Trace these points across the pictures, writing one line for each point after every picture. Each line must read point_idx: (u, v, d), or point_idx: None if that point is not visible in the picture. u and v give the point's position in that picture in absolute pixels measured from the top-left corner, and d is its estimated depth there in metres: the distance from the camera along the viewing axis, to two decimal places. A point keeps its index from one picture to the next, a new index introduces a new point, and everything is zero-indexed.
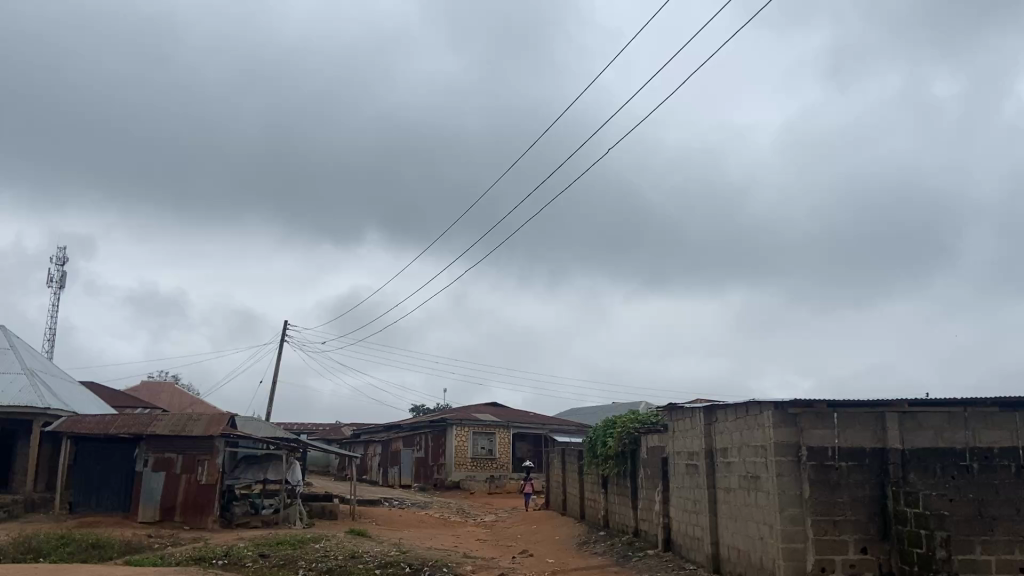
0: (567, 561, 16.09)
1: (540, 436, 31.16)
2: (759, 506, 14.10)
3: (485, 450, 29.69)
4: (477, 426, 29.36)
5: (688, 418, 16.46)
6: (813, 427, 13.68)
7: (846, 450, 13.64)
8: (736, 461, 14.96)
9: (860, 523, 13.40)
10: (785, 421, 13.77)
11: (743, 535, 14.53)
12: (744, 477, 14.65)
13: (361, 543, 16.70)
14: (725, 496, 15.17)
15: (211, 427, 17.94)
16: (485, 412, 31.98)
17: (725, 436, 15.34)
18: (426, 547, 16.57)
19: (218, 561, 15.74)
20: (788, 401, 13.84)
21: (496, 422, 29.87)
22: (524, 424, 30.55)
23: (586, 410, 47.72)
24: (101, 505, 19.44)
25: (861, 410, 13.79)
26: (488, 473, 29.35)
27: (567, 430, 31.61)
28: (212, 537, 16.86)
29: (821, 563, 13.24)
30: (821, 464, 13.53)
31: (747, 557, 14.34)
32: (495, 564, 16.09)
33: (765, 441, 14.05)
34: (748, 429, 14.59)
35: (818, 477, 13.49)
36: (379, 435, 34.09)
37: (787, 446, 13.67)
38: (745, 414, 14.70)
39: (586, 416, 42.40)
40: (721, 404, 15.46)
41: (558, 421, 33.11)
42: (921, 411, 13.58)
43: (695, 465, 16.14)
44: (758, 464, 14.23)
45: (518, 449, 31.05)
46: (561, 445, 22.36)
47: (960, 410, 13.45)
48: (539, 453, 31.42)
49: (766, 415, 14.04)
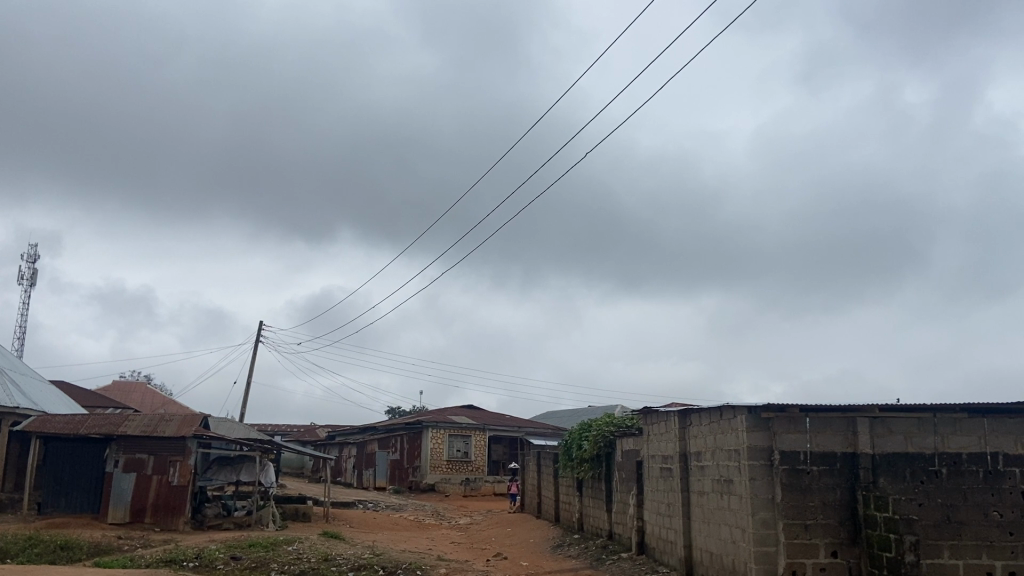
0: (541, 563, 16.08)
1: (516, 439, 31.20)
2: (732, 510, 14.21)
3: (461, 453, 29.65)
4: (453, 428, 29.30)
5: (663, 422, 16.55)
6: (785, 431, 13.82)
7: (818, 454, 13.77)
8: (710, 464, 15.05)
9: (831, 527, 13.54)
10: (758, 425, 13.90)
11: (716, 539, 14.62)
12: (717, 481, 14.75)
13: (334, 545, 16.61)
14: (699, 500, 15.27)
15: (184, 427, 17.78)
16: (461, 415, 31.93)
17: (699, 440, 15.44)
18: (400, 549, 16.50)
19: (189, 563, 15.59)
20: (761, 405, 13.97)
21: (472, 425, 29.85)
22: (500, 426, 30.56)
23: (562, 412, 47.84)
24: (70, 506, 19.17)
25: (833, 415, 13.93)
26: (464, 476, 29.31)
27: (543, 433, 31.63)
28: (183, 539, 16.70)
29: (792, 566, 13.35)
30: (793, 469, 13.65)
31: (719, 561, 14.43)
32: (469, 567, 16.03)
33: (737, 445, 14.18)
34: (722, 433, 14.70)
35: (790, 481, 13.62)
36: (355, 436, 33.94)
37: (760, 450, 13.80)
38: (719, 419, 14.82)
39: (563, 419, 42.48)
40: (696, 408, 15.57)
41: (535, 423, 33.15)
42: (891, 416, 13.73)
43: (669, 468, 16.23)
44: (731, 468, 14.34)
45: (494, 451, 31.03)
46: (537, 449, 22.39)
47: (930, 415, 13.63)
48: (515, 456, 31.44)
49: (739, 419, 14.18)
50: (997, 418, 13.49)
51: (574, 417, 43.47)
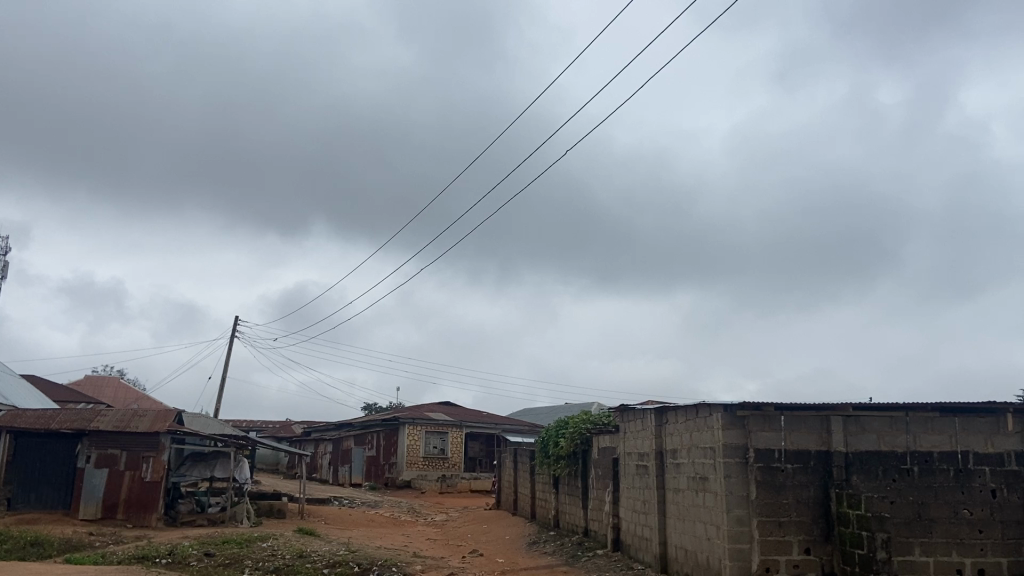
0: (517, 560, 16.08)
1: (493, 436, 31.22)
2: (707, 507, 14.26)
3: (437, 450, 29.61)
4: (429, 425, 29.25)
5: (639, 419, 16.59)
6: (760, 429, 13.89)
7: (792, 452, 13.85)
8: (685, 462, 15.10)
9: (804, 525, 13.63)
10: (733, 423, 13.97)
11: (691, 536, 14.69)
12: (693, 478, 14.81)
13: (309, 542, 16.51)
14: (674, 497, 15.33)
15: (157, 423, 17.62)
16: (438, 412, 31.89)
17: (675, 437, 15.48)
18: (376, 546, 16.43)
19: (161, 560, 15.44)
20: (737, 404, 14.04)
21: (449, 422, 29.81)
22: (477, 424, 30.55)
23: (540, 409, 47.90)
24: (40, 502, 18.92)
25: (807, 413, 14.01)
26: (440, 473, 29.27)
27: (520, 429, 31.57)
28: (155, 535, 16.54)
29: (766, 563, 13.42)
30: (768, 466, 13.74)
31: (694, 557, 14.49)
32: (445, 563, 16.02)
33: (713, 443, 14.24)
34: (698, 431, 14.75)
35: (765, 479, 13.70)
36: (331, 433, 33.80)
37: (735, 448, 13.87)
38: (695, 417, 14.86)
39: (540, 416, 42.57)
40: (672, 406, 15.62)
41: (511, 420, 33.15)
42: (864, 415, 13.85)
43: (645, 465, 16.28)
44: (707, 465, 14.39)
45: (471, 448, 31.00)
46: (514, 445, 22.34)
47: (902, 414, 13.75)
48: (491, 453, 31.42)
49: (715, 417, 14.24)
50: (968, 418, 13.65)
51: (550, 414, 43.50)
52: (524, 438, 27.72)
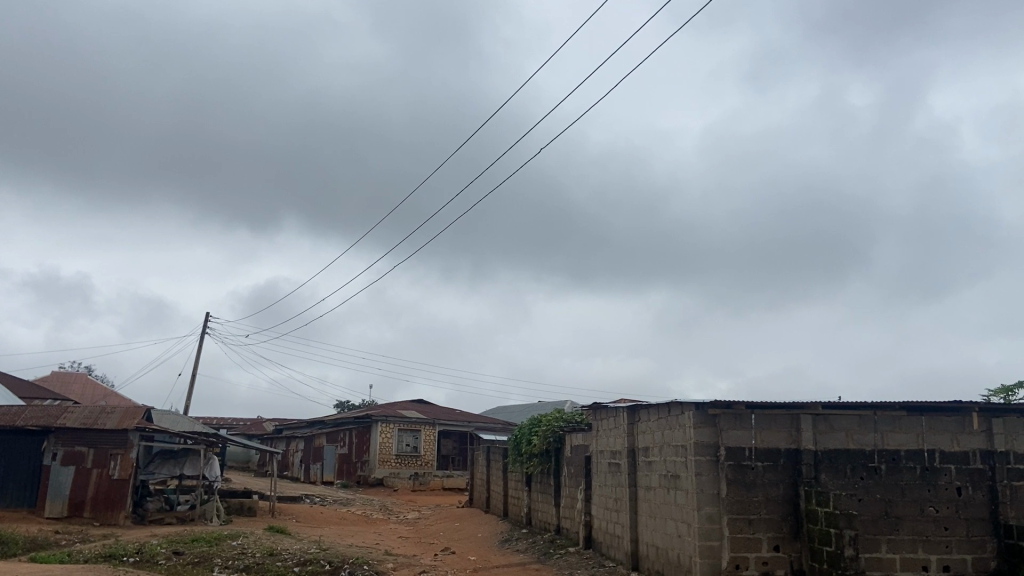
0: (488, 558, 16.06)
1: (466, 434, 31.19)
2: (678, 505, 14.35)
3: (410, 447, 29.52)
4: (402, 423, 29.15)
5: (612, 418, 16.65)
6: (731, 427, 14.00)
7: (762, 450, 13.98)
8: (657, 460, 15.18)
9: (774, 522, 13.75)
10: (705, 422, 14.06)
11: (662, 533, 14.76)
12: (664, 476, 14.89)
13: (279, 540, 16.39)
14: (646, 494, 15.40)
15: (126, 420, 17.42)
16: (411, 409, 31.78)
17: (647, 435, 15.57)
18: (347, 544, 16.35)
19: (129, 558, 15.25)
20: (708, 402, 14.14)
21: (422, 420, 29.74)
22: (450, 421, 30.49)
23: (513, 407, 47.93)
24: (5, 500, 18.61)
25: (778, 412, 14.13)
26: (412, 470, 29.18)
27: (493, 427, 31.55)
28: (123, 534, 16.34)
29: (736, 560, 13.54)
30: (738, 464, 13.84)
31: (665, 555, 14.57)
32: (416, 561, 15.97)
33: (684, 441, 14.32)
34: (670, 429, 14.83)
35: (735, 476, 13.80)
36: (303, 430, 33.59)
37: (706, 446, 13.97)
38: (667, 415, 14.95)
39: (513, 414, 42.60)
40: (644, 404, 15.71)
41: (484, 418, 33.14)
42: (833, 414, 13.99)
43: (617, 463, 16.35)
44: (678, 463, 14.48)
45: (444, 446, 30.95)
46: (487, 443, 22.34)
47: (870, 413, 13.91)
48: (464, 451, 31.40)
49: (687, 415, 14.33)
50: (934, 417, 13.83)
51: (524, 412, 43.54)
52: (497, 436, 27.72)
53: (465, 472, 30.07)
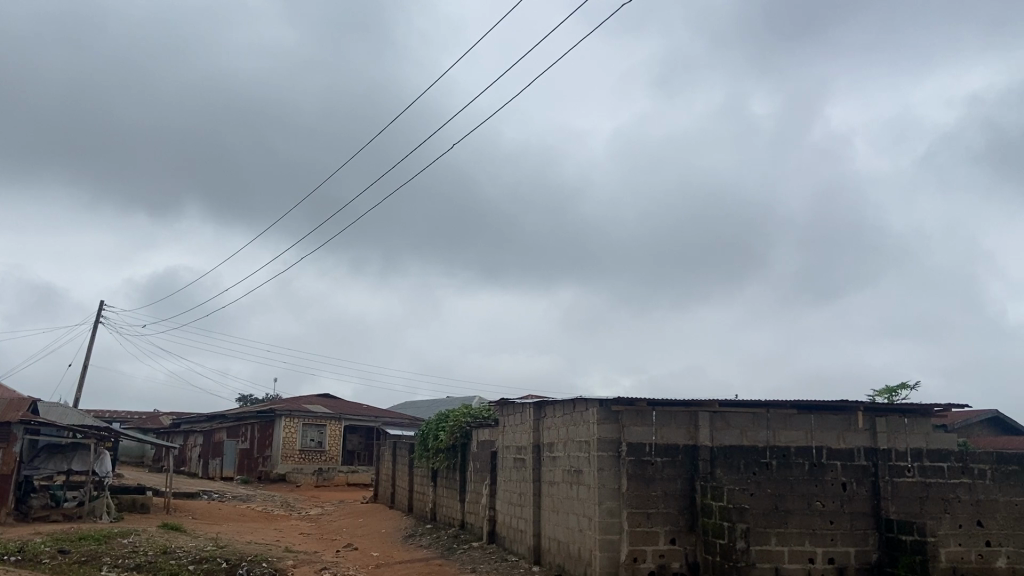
0: (391, 554, 15.97)
1: (372, 429, 30.96)
2: (580, 500, 14.61)
3: (314, 442, 29.08)
4: (307, 417, 28.67)
5: (518, 413, 16.82)
6: (632, 423, 14.35)
7: (662, 446, 14.35)
8: (561, 455, 15.41)
9: (671, 516, 14.16)
10: (608, 418, 14.37)
11: (564, 528, 15.00)
12: (567, 471, 15.13)
13: (174, 538, 15.86)
14: (549, 489, 15.63)
15: (9, 413, 16.53)
16: (316, 404, 31.31)
17: (552, 431, 15.77)
18: (245, 541, 15.97)
19: (8, 557, 14.47)
20: (612, 399, 14.44)
21: (327, 414, 29.33)
22: (355, 416, 30.20)
23: (422, 402, 47.84)
24: None
25: (677, 409, 14.56)
26: (315, 466, 28.76)
27: (400, 423, 31.40)
28: (4, 532, 15.50)
29: (634, 553, 13.88)
30: (639, 459, 14.19)
31: (566, 548, 14.81)
32: (318, 558, 15.73)
33: (588, 437, 14.60)
34: (574, 425, 15.09)
35: (635, 471, 14.15)
36: (203, 424, 32.57)
37: (609, 442, 14.27)
38: (572, 411, 15.20)
39: (422, 409, 42.55)
40: (551, 401, 15.91)
41: (391, 413, 32.97)
42: (730, 411, 14.50)
43: (522, 459, 16.51)
44: (581, 458, 14.74)
45: (349, 441, 30.61)
46: (393, 438, 22.21)
47: (763, 411, 14.52)
48: (370, 447, 31.16)
49: (591, 412, 14.60)
50: (822, 415, 14.53)
51: (432, 408, 43.53)
52: (402, 432, 27.62)
53: (369, 467, 29.85)
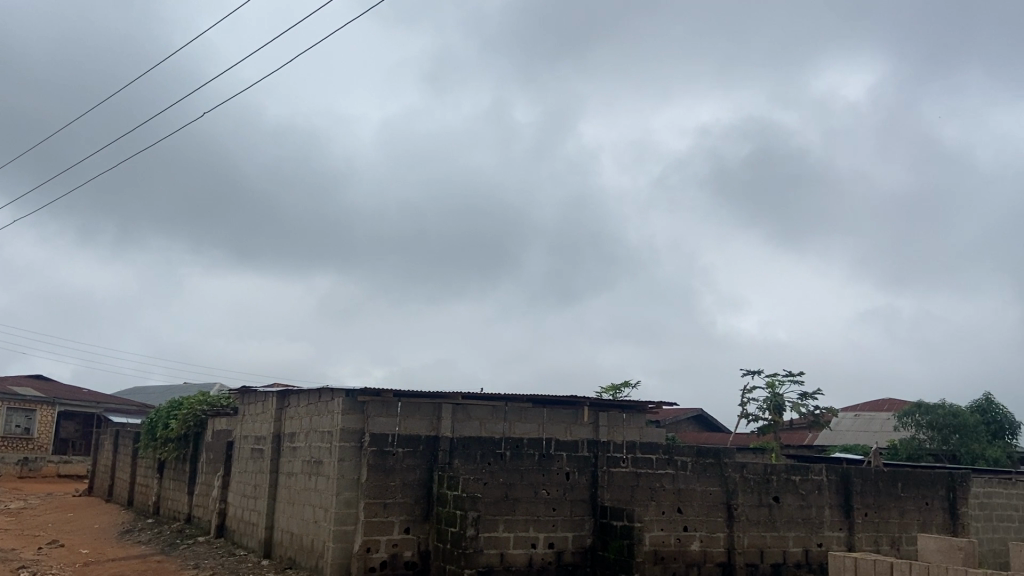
0: (104, 551, 14.68)
1: (92, 416, 28.24)
2: (318, 490, 14.41)
3: (18, 429, 25.91)
4: (11, 401, 25.52)
5: (260, 402, 16.23)
6: (377, 414, 14.39)
7: (404, 437, 14.54)
8: (302, 445, 15.09)
9: (407, 506, 14.38)
10: (353, 408, 14.34)
11: (298, 520, 14.70)
12: (307, 461, 14.84)
13: None
14: (286, 480, 15.24)
15: None
16: (24, 386, 27.91)
17: (294, 421, 15.40)
18: None
19: None
20: (358, 389, 14.42)
21: (37, 398, 26.32)
22: (73, 401, 27.37)
23: (158, 388, 44.46)
24: None
25: (421, 401, 14.78)
26: (18, 455, 25.73)
27: (128, 410, 28.98)
28: None
29: (367, 544, 13.92)
30: (380, 450, 14.27)
31: (299, 540, 14.53)
32: (13, 557, 14.05)
33: (331, 427, 14.44)
34: (318, 414, 14.84)
35: (376, 462, 14.21)
36: None
37: (351, 432, 14.26)
38: (317, 400, 14.94)
39: (157, 395, 39.60)
40: (295, 390, 15.52)
41: (118, 399, 30.31)
42: (471, 404, 15.07)
43: (260, 449, 15.97)
44: (323, 449, 14.54)
45: (63, 428, 27.69)
46: (116, 426, 20.42)
47: (502, 404, 15.28)
48: (89, 435, 28.43)
49: (336, 401, 14.46)
50: (555, 409, 15.63)
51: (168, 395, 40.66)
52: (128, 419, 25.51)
53: (86, 457, 27.24)
